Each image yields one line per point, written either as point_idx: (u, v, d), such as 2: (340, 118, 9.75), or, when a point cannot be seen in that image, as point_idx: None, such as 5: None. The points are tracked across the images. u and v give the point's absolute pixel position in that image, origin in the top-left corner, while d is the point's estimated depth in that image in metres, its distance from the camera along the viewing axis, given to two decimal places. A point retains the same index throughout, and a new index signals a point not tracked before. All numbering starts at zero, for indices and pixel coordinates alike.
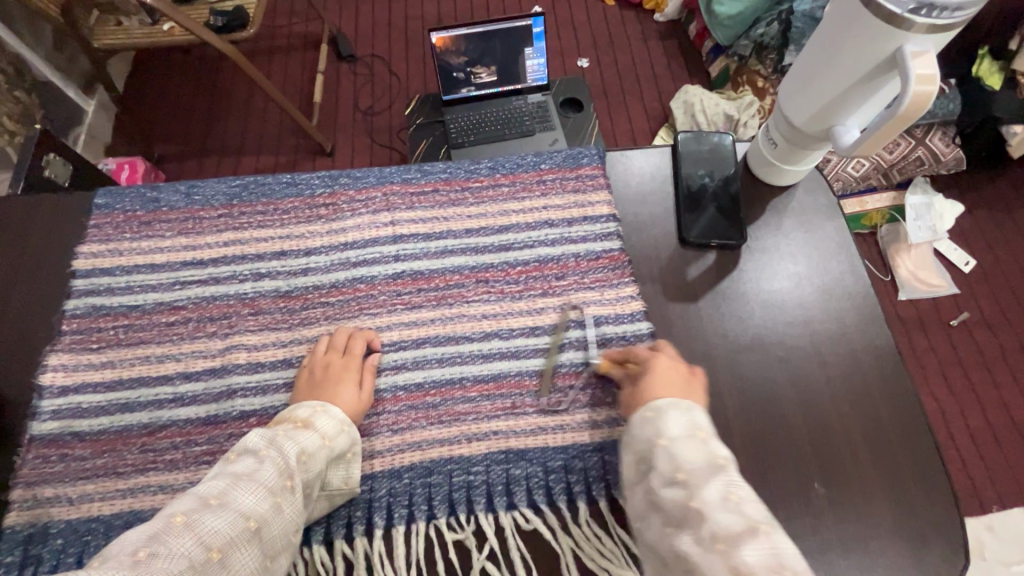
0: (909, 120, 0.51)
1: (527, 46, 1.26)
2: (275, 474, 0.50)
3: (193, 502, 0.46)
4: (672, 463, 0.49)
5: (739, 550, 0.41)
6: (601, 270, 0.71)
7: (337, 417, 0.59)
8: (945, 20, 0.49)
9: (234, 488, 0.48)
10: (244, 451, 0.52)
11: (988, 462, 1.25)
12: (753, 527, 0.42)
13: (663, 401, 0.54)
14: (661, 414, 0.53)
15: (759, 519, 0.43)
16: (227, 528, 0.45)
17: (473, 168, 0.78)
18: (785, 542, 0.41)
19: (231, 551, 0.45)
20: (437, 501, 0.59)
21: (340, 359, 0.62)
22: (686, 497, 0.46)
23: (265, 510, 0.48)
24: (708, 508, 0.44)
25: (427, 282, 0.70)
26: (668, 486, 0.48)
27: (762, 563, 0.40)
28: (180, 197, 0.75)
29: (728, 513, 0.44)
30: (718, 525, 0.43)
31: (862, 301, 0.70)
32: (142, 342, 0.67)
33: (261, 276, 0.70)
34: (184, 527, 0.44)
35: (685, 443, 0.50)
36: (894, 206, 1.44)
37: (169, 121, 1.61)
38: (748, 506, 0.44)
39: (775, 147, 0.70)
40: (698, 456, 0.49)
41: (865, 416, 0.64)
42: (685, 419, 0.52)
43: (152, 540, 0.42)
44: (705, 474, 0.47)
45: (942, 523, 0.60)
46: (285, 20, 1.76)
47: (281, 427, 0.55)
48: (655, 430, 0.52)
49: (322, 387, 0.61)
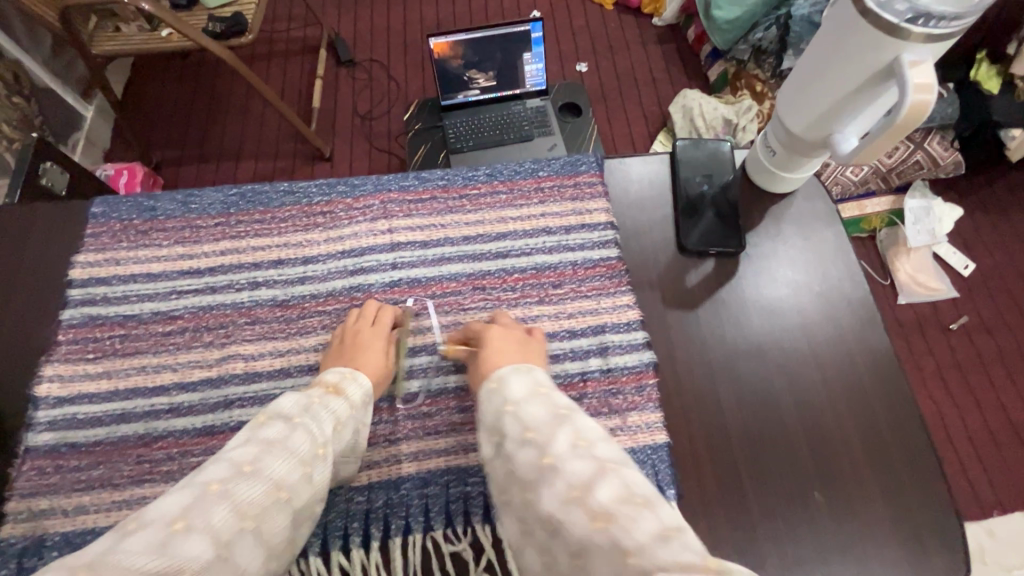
0: (907, 128, 0.50)
1: (526, 51, 1.25)
2: (309, 443, 0.50)
3: (226, 469, 0.45)
4: (519, 423, 0.47)
5: (593, 493, 0.39)
6: (598, 278, 0.71)
7: (363, 387, 0.59)
8: (943, 30, 0.49)
9: (266, 456, 0.47)
10: (275, 416, 0.51)
11: (988, 466, 1.25)
12: (602, 466, 0.41)
13: (504, 369, 0.53)
14: (504, 381, 0.52)
15: (608, 458, 0.42)
16: (261, 496, 0.45)
17: (471, 176, 0.78)
18: (633, 474, 0.41)
19: (264, 520, 0.44)
20: (435, 513, 0.59)
21: (370, 327, 0.64)
22: (539, 456, 0.44)
23: (295, 480, 0.48)
24: (560, 460, 0.43)
25: (423, 291, 0.70)
26: (520, 448, 0.46)
27: (614, 495, 0.39)
28: (177, 205, 0.75)
29: (578, 459, 0.42)
30: (571, 475, 0.41)
31: (862, 308, 0.70)
32: (138, 353, 0.66)
33: (258, 285, 0.70)
34: (219, 496, 0.43)
35: (530, 403, 0.49)
36: (893, 210, 1.44)
37: (168, 126, 1.61)
38: (599, 447, 0.44)
39: (774, 154, 0.69)
40: (542, 413, 0.47)
41: (865, 425, 0.64)
42: (527, 380, 0.52)
43: (189, 511, 0.41)
44: (549, 428, 0.46)
45: (942, 531, 0.60)
46: (283, 24, 1.76)
47: (314, 393, 0.55)
48: (500, 398, 0.50)
49: (353, 352, 0.62)
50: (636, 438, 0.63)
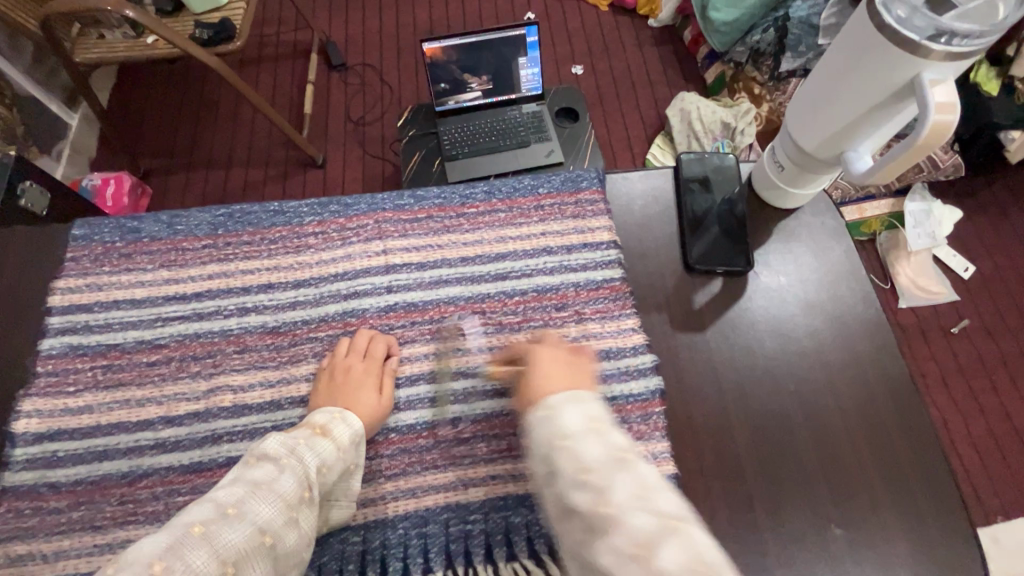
0: (928, 149, 0.48)
1: (522, 56, 1.22)
2: (295, 485, 0.48)
3: (211, 511, 0.43)
4: (574, 461, 0.45)
5: (655, 555, 0.37)
6: (601, 301, 0.68)
7: (353, 429, 0.56)
8: (963, 48, 0.46)
9: (252, 497, 0.45)
10: (263, 457, 0.49)
11: (993, 473, 1.23)
12: (668, 525, 0.38)
13: (558, 396, 0.50)
14: (556, 410, 0.49)
15: (674, 514, 0.40)
16: (242, 541, 0.42)
17: (468, 194, 0.75)
18: (703, 537, 0.38)
19: (245, 566, 0.42)
20: (434, 553, 0.56)
21: (361, 361, 0.61)
22: (597, 501, 0.42)
23: (280, 524, 0.45)
24: (621, 511, 0.40)
25: (421, 315, 0.67)
26: (577, 489, 0.43)
27: (679, 564, 0.36)
28: (162, 227, 0.71)
29: (640, 512, 0.40)
30: (632, 528, 0.39)
31: (873, 327, 0.68)
32: (122, 384, 0.63)
33: (247, 311, 0.67)
34: (201, 539, 0.41)
35: (588, 438, 0.46)
36: (893, 214, 1.41)
37: (156, 134, 1.57)
38: (660, 500, 0.41)
39: (782, 170, 0.67)
40: (602, 453, 0.45)
41: (881, 451, 0.62)
42: (581, 412, 0.48)
43: (167, 554, 0.39)
44: (610, 472, 0.43)
45: (963, 561, 0.57)
46: (273, 29, 1.73)
47: (298, 433, 0.52)
48: (554, 428, 0.48)
49: (342, 390, 0.59)
50: None
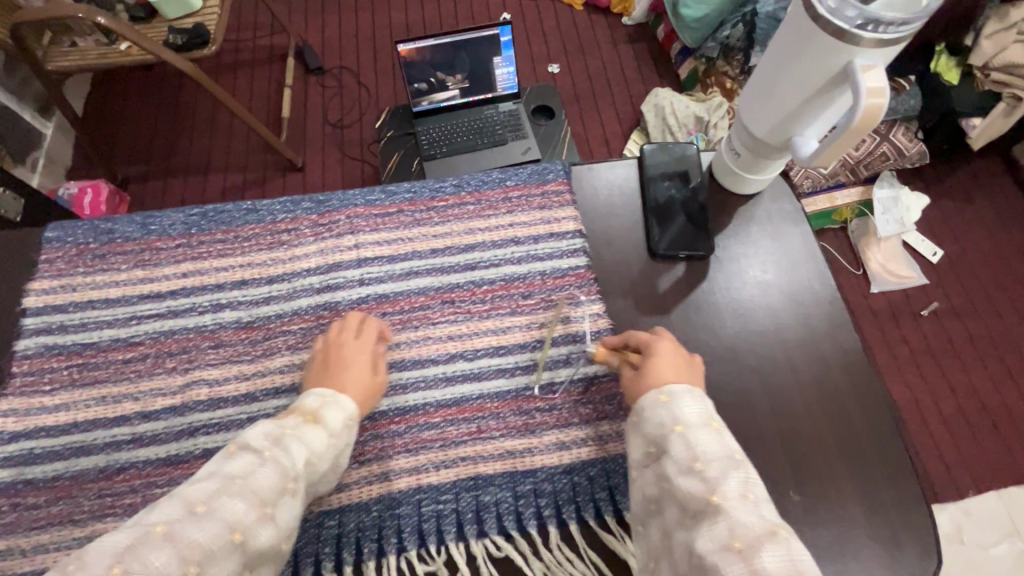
0: (863, 132, 0.51)
1: (496, 55, 1.24)
2: (273, 478, 0.47)
3: (178, 509, 0.42)
4: (688, 450, 0.48)
5: (758, 553, 0.39)
6: (567, 287, 0.70)
7: (345, 412, 0.57)
8: (890, 35, 0.49)
9: (224, 493, 0.44)
10: (245, 447, 0.49)
11: (962, 448, 1.26)
12: (774, 531, 0.40)
13: (676, 387, 0.53)
14: (674, 399, 0.52)
15: (778, 523, 0.42)
16: (209, 540, 0.41)
17: (439, 188, 0.77)
18: (804, 550, 0.40)
19: (210, 565, 0.41)
20: (407, 533, 0.58)
21: (354, 340, 0.62)
22: (706, 490, 0.45)
23: (251, 521, 0.44)
24: (729, 506, 0.43)
25: (393, 306, 0.69)
26: (686, 476, 0.46)
27: (783, 568, 0.38)
28: (135, 227, 0.72)
29: (748, 512, 0.42)
30: (739, 522, 0.42)
31: (829, 305, 0.70)
32: (97, 382, 0.64)
33: (221, 307, 0.68)
34: (164, 539, 0.40)
35: (703, 431, 0.49)
36: (862, 202, 1.43)
37: (133, 141, 1.57)
38: (766, 509, 0.44)
39: (738, 157, 0.70)
40: (715, 447, 0.48)
41: (837, 420, 0.65)
42: (700, 407, 0.51)
43: (126, 555, 0.38)
44: (723, 467, 0.46)
45: (914, 520, 0.61)
46: (249, 33, 1.74)
47: (288, 423, 0.53)
48: (670, 415, 0.51)
49: (334, 370, 0.60)
50: (608, 448, 0.62)
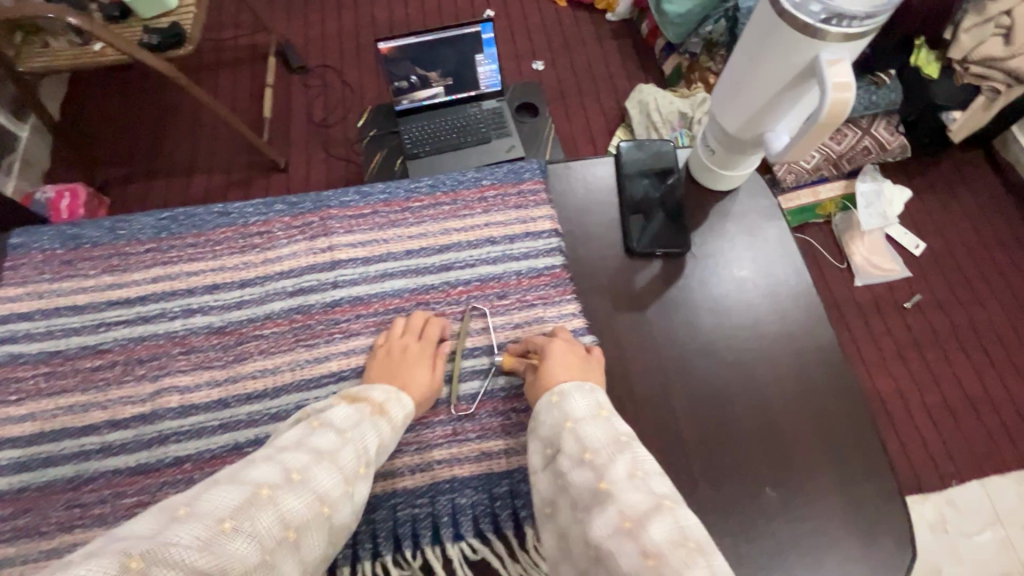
0: (830, 126, 0.51)
1: (478, 53, 1.23)
2: (353, 459, 0.49)
3: (278, 473, 0.44)
4: (579, 442, 0.49)
5: (646, 528, 0.41)
6: (543, 287, 0.70)
7: (404, 409, 0.57)
8: (855, 29, 0.49)
9: (317, 465, 0.46)
10: (326, 424, 0.51)
11: (946, 438, 1.23)
12: (658, 503, 0.43)
13: (567, 385, 0.55)
14: (566, 398, 0.54)
15: (663, 494, 0.44)
16: (305, 509, 0.43)
17: (414, 188, 0.76)
18: (688, 515, 0.42)
19: (304, 533, 0.43)
20: (382, 538, 0.57)
21: (417, 341, 0.63)
22: (595, 478, 0.46)
23: (337, 495, 0.46)
24: (616, 489, 0.45)
25: (366, 308, 0.68)
26: (578, 468, 0.48)
27: (667, 538, 0.40)
28: (104, 232, 0.71)
29: (635, 490, 0.44)
30: (625, 503, 0.43)
31: (805, 301, 0.70)
32: (64, 391, 0.63)
33: (192, 312, 0.67)
34: (269, 501, 0.42)
35: (593, 424, 0.51)
36: (845, 196, 1.41)
37: (113, 143, 1.54)
38: (653, 482, 0.46)
39: (713, 153, 0.70)
40: (603, 437, 0.49)
41: (811, 416, 0.65)
42: (589, 401, 0.54)
43: (237, 512, 0.40)
44: (610, 453, 0.48)
45: (889, 515, 0.61)
46: (230, 32, 1.71)
47: (360, 408, 0.54)
48: (561, 413, 0.53)
49: (398, 366, 0.61)
50: None
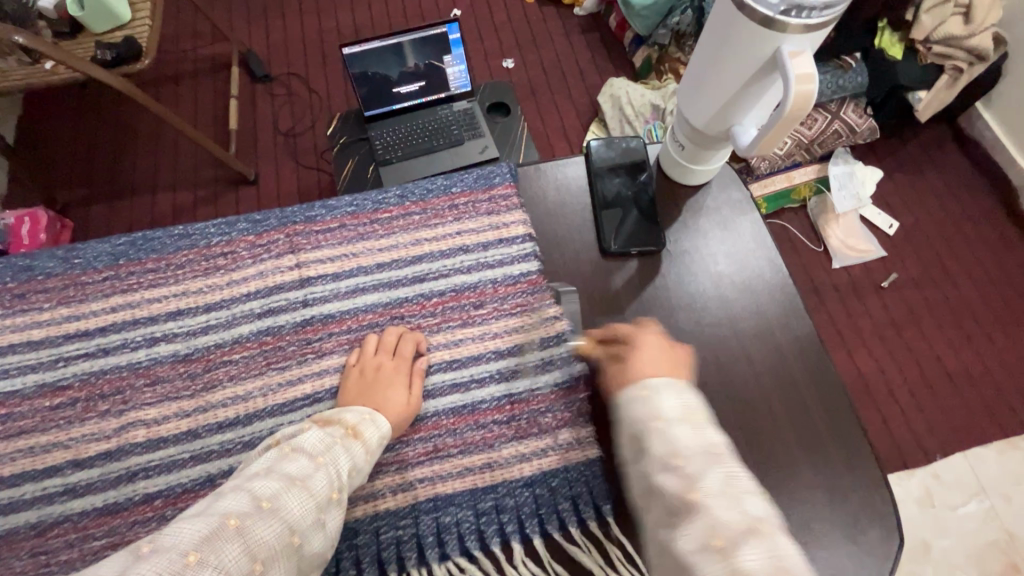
0: (796, 118, 0.50)
1: (446, 54, 1.20)
2: (325, 485, 0.47)
3: (246, 502, 0.42)
4: (667, 445, 0.43)
5: (739, 553, 0.35)
6: (520, 295, 0.69)
7: (380, 430, 0.56)
8: (814, 20, 0.48)
9: (287, 492, 0.44)
10: (299, 449, 0.49)
11: (928, 413, 1.25)
12: (755, 528, 0.36)
13: (656, 379, 0.48)
14: (655, 393, 0.47)
15: (761, 518, 0.38)
16: (275, 539, 0.41)
17: (381, 199, 0.74)
18: (787, 546, 0.36)
19: (273, 563, 0.40)
20: (366, 563, 0.56)
21: (390, 359, 0.62)
22: (683, 487, 0.40)
23: (308, 522, 0.44)
24: (707, 503, 0.38)
25: (339, 326, 0.66)
26: (665, 472, 0.41)
27: (763, 570, 0.34)
28: (56, 262, 0.68)
29: (729, 508, 0.38)
30: (716, 520, 0.37)
31: (781, 293, 0.70)
32: (23, 433, 0.60)
33: (156, 341, 0.65)
34: (236, 531, 0.40)
35: (683, 424, 0.44)
36: (819, 179, 1.42)
37: (72, 164, 1.49)
38: (749, 499, 0.39)
39: (682, 149, 0.69)
40: (693, 441, 0.43)
41: (793, 408, 0.64)
42: (680, 399, 0.46)
43: (202, 544, 0.38)
44: (702, 461, 0.41)
45: (874, 504, 0.61)
46: (190, 43, 1.66)
47: (333, 432, 0.52)
48: (649, 409, 0.46)
49: (373, 388, 0.60)
50: (566, 457, 0.60)
